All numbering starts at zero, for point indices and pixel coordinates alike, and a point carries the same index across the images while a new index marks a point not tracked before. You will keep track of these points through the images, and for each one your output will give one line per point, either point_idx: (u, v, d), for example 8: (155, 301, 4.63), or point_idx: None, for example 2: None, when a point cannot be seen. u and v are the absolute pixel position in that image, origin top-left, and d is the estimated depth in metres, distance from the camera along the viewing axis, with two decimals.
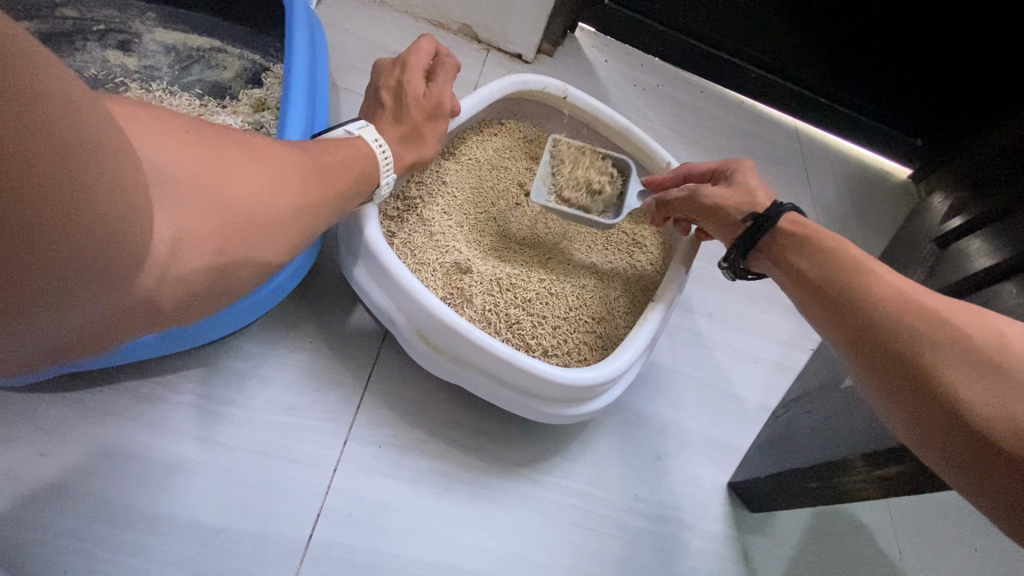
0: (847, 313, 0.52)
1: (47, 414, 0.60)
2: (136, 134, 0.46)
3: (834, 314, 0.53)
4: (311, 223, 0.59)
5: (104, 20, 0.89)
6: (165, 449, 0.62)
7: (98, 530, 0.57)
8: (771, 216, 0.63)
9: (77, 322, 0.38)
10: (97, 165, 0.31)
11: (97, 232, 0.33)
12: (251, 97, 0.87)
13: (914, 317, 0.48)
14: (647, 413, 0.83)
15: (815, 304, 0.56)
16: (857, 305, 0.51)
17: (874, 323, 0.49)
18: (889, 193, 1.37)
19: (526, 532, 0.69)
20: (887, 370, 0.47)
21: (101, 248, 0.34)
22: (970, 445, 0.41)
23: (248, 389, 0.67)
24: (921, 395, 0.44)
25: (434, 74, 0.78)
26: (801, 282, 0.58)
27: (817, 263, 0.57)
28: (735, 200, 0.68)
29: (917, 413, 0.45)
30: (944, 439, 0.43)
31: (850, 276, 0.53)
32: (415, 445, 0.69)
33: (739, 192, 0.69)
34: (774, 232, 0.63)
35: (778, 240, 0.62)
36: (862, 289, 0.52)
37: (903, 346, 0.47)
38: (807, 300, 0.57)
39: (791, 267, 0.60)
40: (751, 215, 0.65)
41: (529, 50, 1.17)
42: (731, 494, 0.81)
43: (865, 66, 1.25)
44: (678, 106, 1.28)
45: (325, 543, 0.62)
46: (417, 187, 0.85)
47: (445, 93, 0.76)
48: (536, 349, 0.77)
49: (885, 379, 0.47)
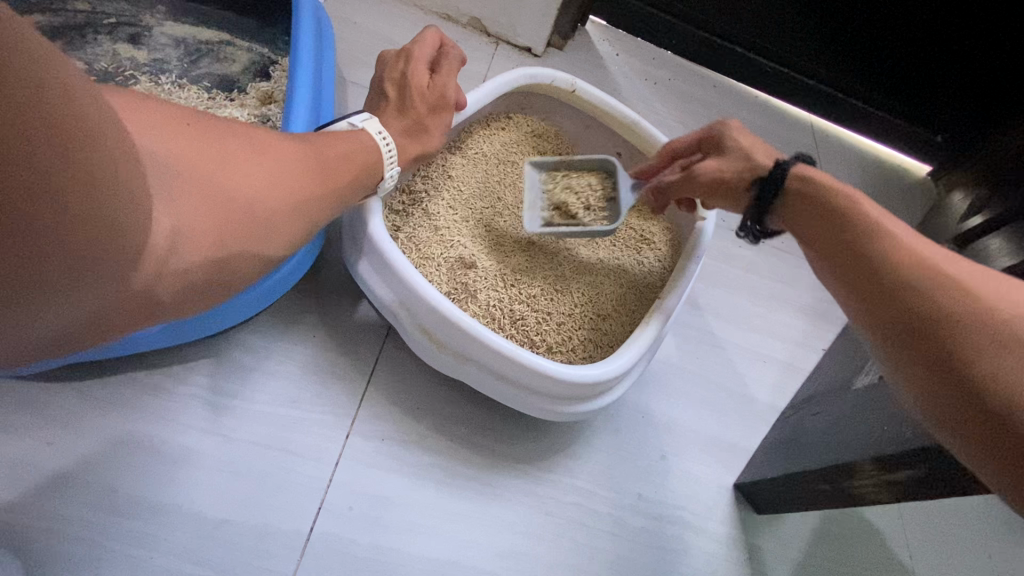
0: (861, 273, 0.49)
1: (55, 404, 0.61)
2: (138, 126, 0.46)
3: (847, 275, 0.50)
4: (314, 216, 0.59)
5: (114, 13, 0.90)
6: (168, 440, 0.62)
7: (103, 519, 0.57)
8: (776, 176, 0.61)
9: (78, 313, 0.38)
10: (97, 157, 0.31)
11: (94, 223, 0.33)
12: (258, 90, 0.87)
13: (929, 278, 0.45)
14: (652, 411, 0.82)
15: (834, 278, 0.53)
16: (871, 264, 0.48)
17: (887, 282, 0.46)
18: (907, 190, 1.34)
19: (528, 529, 0.69)
20: (906, 348, 0.44)
21: (99, 239, 0.34)
22: (977, 414, 0.38)
23: (252, 381, 0.67)
24: (931, 356, 0.41)
25: (439, 65, 0.77)
26: (817, 245, 0.55)
27: (837, 231, 0.53)
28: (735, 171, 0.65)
29: (939, 392, 0.41)
30: (951, 407, 0.40)
31: (864, 238, 0.51)
32: (417, 440, 0.69)
33: (735, 159, 0.65)
34: (785, 192, 0.61)
35: (791, 201, 0.60)
36: (878, 249, 0.49)
37: (926, 322, 0.43)
38: (821, 262, 0.54)
39: (805, 236, 0.57)
40: (755, 179, 0.63)
41: (538, 43, 1.16)
42: (737, 495, 0.80)
43: (883, 60, 1.22)
44: (690, 100, 1.26)
45: (326, 537, 0.62)
46: (423, 181, 0.85)
47: (450, 84, 0.76)
48: (540, 345, 0.77)
49: (896, 341, 0.45)
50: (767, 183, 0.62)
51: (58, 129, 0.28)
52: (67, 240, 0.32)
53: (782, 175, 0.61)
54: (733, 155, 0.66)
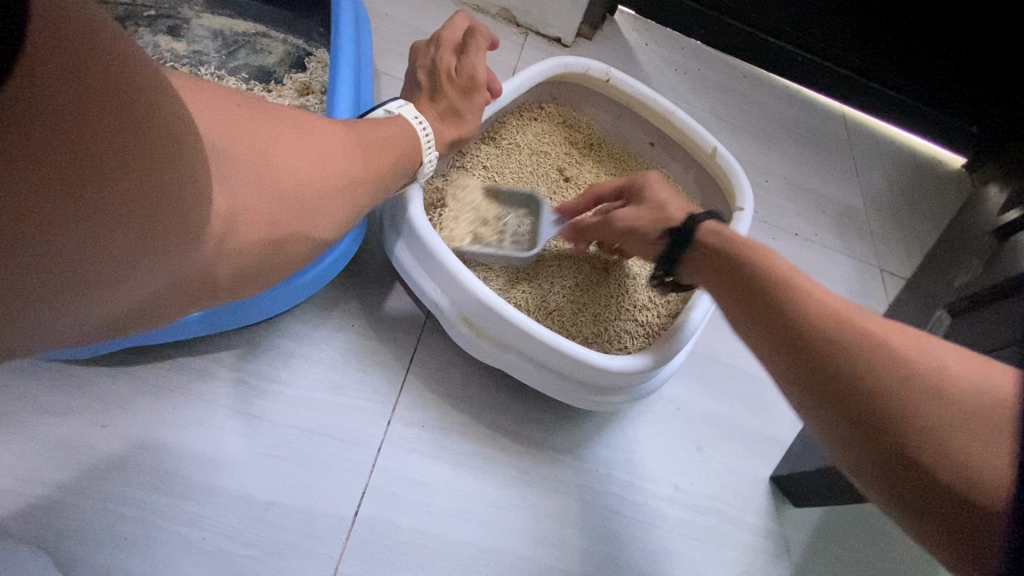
0: (773, 328, 0.48)
1: (107, 387, 0.62)
2: (195, 109, 0.46)
3: (761, 326, 0.49)
4: (358, 202, 0.59)
5: (154, 5, 0.91)
6: (216, 424, 0.63)
7: (156, 499, 0.59)
8: (690, 229, 0.61)
9: (137, 295, 0.38)
10: (154, 130, 0.31)
11: (152, 199, 0.32)
12: (295, 81, 0.88)
13: (836, 330, 0.44)
14: (687, 402, 0.81)
15: (752, 327, 0.51)
16: (784, 317, 0.47)
17: (799, 338, 0.45)
18: (941, 182, 1.31)
19: (566, 517, 0.69)
20: (835, 414, 0.42)
21: (156, 216, 0.33)
22: (913, 483, 0.37)
23: (294, 367, 0.68)
24: (856, 420, 0.40)
25: (466, 47, 0.77)
26: (731, 290, 0.54)
27: (758, 283, 0.51)
28: (646, 220, 0.65)
29: (871, 447, 0.40)
30: (884, 473, 0.39)
31: (777, 285, 0.50)
32: (457, 427, 0.70)
33: (650, 209, 0.66)
34: (694, 248, 0.61)
35: (700, 255, 0.60)
36: (789, 300, 0.48)
37: (840, 367, 0.42)
38: (735, 309, 0.53)
39: (722, 283, 0.56)
40: (668, 231, 0.63)
41: (568, 33, 1.15)
42: (773, 487, 0.80)
43: (920, 49, 1.19)
44: (720, 90, 1.25)
45: (370, 521, 0.63)
46: (459, 171, 0.85)
47: (479, 65, 0.75)
48: (576, 336, 0.77)
49: (818, 403, 0.43)
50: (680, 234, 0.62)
51: (116, 100, 0.27)
52: (128, 218, 0.31)
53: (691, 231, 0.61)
54: (648, 205, 0.67)
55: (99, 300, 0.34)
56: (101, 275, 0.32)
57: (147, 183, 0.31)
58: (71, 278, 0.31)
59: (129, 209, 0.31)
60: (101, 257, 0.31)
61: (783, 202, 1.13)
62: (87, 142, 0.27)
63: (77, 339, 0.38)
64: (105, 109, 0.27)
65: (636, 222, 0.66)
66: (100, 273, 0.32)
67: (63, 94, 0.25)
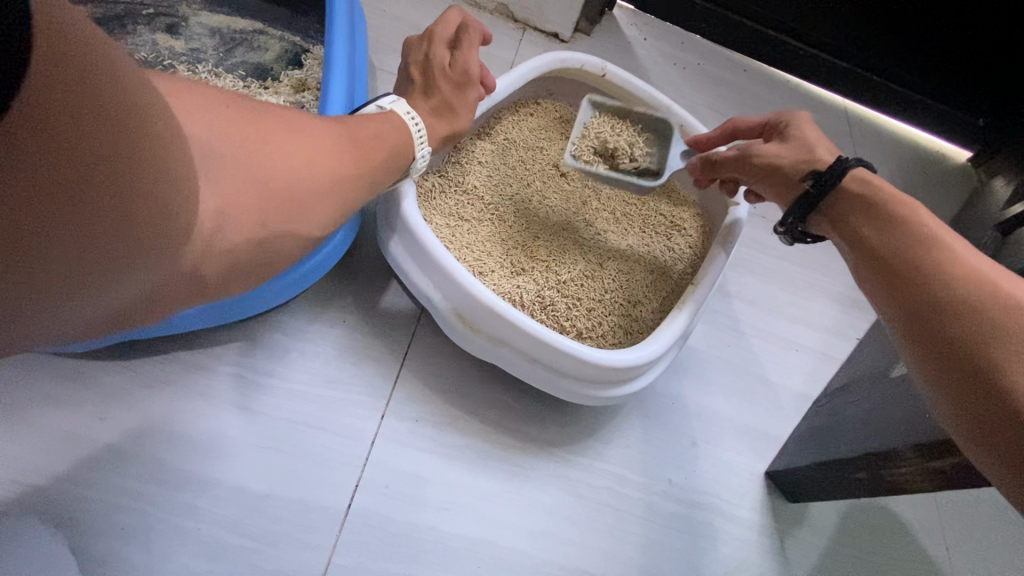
0: (900, 281, 0.49)
1: (106, 380, 0.63)
2: (186, 108, 0.46)
3: (887, 282, 0.51)
4: (348, 198, 0.60)
5: (153, 3, 0.92)
6: (213, 416, 0.64)
7: (153, 491, 0.60)
8: (834, 170, 0.59)
9: (131, 293, 0.38)
10: (148, 133, 0.31)
11: (147, 200, 0.33)
12: (292, 78, 0.88)
13: (974, 292, 0.45)
14: (682, 397, 0.81)
15: (875, 284, 0.52)
16: (919, 272, 0.48)
17: (931, 293, 0.47)
18: (946, 176, 1.29)
19: (558, 510, 0.69)
20: (944, 370, 0.44)
21: (152, 219, 0.34)
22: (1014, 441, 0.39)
23: (290, 362, 0.69)
24: (968, 379, 0.42)
25: (460, 42, 0.77)
26: (857, 246, 0.55)
27: (885, 248, 0.52)
28: (793, 159, 0.64)
29: (973, 402, 0.42)
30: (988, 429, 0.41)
31: (916, 243, 0.50)
32: (451, 421, 0.70)
33: (796, 150, 0.64)
34: (840, 189, 0.59)
35: (845, 201, 0.58)
36: (926, 257, 0.49)
37: (966, 325, 0.44)
38: (860, 265, 0.55)
39: (857, 237, 0.56)
40: (810, 174, 0.62)
41: (565, 28, 1.14)
42: (769, 483, 0.80)
43: (923, 41, 1.17)
44: (720, 85, 1.24)
45: (364, 513, 0.64)
46: (455, 166, 0.85)
47: (473, 60, 0.75)
48: (570, 331, 0.76)
49: (931, 360, 0.45)
50: (825, 175, 0.60)
51: (108, 103, 0.28)
52: (125, 219, 0.32)
53: (840, 170, 0.59)
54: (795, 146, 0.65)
55: (94, 297, 0.34)
56: (95, 274, 0.33)
57: (141, 185, 0.31)
58: (61, 283, 0.31)
59: (127, 210, 0.31)
60: (94, 255, 0.32)
61: None
62: (83, 143, 0.27)
63: (64, 337, 0.38)
64: (101, 112, 0.28)
65: (780, 160, 0.65)
66: (95, 272, 0.33)
67: (55, 94, 0.26)
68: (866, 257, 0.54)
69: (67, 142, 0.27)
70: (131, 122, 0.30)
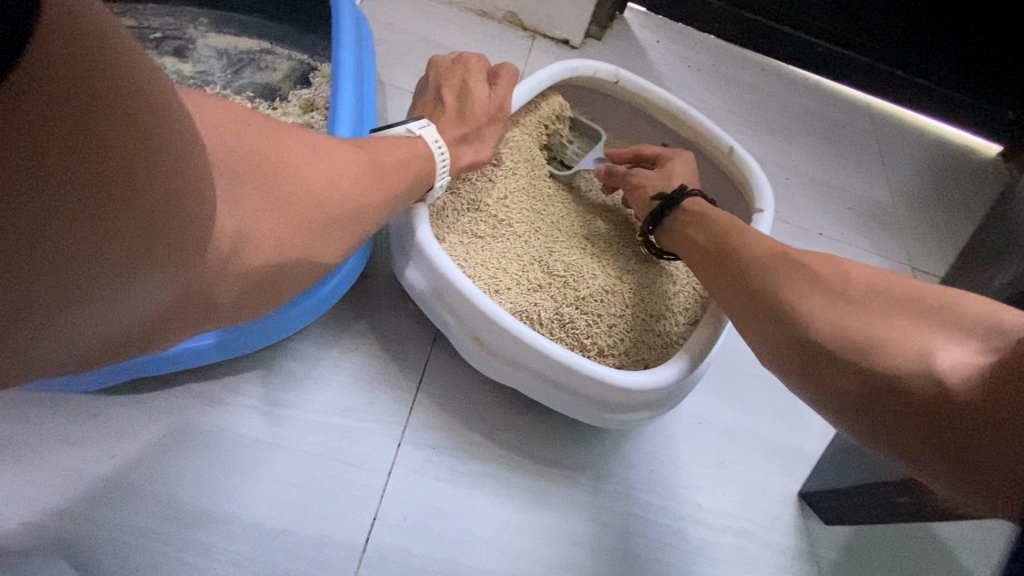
0: (762, 301, 0.57)
1: (119, 414, 0.62)
2: (205, 120, 0.45)
3: (752, 305, 0.58)
4: (364, 226, 0.57)
5: (161, 27, 0.91)
6: (229, 448, 0.63)
7: (168, 529, 0.58)
8: (673, 197, 0.74)
9: (122, 325, 0.33)
10: (165, 149, 0.27)
11: (148, 223, 0.28)
12: (300, 97, 0.87)
13: (805, 292, 0.55)
14: (708, 416, 0.78)
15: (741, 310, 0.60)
16: (764, 289, 0.57)
17: (791, 309, 0.54)
18: (975, 173, 1.24)
19: (583, 540, 0.67)
20: (840, 371, 0.49)
21: (150, 242, 0.29)
22: (914, 426, 0.44)
23: (305, 390, 0.67)
24: (853, 383, 0.48)
25: (498, 75, 0.76)
26: (718, 261, 0.65)
27: (777, 303, 0.56)
28: (653, 182, 0.79)
29: (867, 408, 0.47)
30: (892, 428, 0.46)
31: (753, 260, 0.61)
32: (470, 449, 0.68)
33: (659, 177, 0.79)
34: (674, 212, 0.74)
35: (679, 218, 0.73)
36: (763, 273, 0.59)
37: (826, 336, 0.51)
38: (725, 288, 0.63)
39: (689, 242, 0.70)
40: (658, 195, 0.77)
41: (577, 35, 1.12)
42: (802, 504, 0.76)
43: (950, 33, 1.12)
44: (737, 86, 1.20)
45: (382, 548, 0.62)
46: (469, 183, 0.83)
47: (509, 96, 0.75)
48: (592, 349, 0.73)
49: (818, 377, 0.51)
50: (668, 199, 0.75)
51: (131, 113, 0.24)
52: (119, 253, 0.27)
53: (681, 196, 0.74)
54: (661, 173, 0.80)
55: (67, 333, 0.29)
56: (80, 305, 0.28)
57: (144, 207, 0.27)
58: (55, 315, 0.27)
59: (124, 243, 0.27)
60: (70, 289, 0.27)
61: (806, 200, 1.09)
62: (92, 157, 0.23)
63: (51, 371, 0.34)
64: (119, 125, 0.24)
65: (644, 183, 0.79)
66: (68, 304, 0.27)
67: (72, 103, 0.21)
68: (742, 297, 0.60)
69: (74, 157, 0.22)
70: (144, 132, 0.25)
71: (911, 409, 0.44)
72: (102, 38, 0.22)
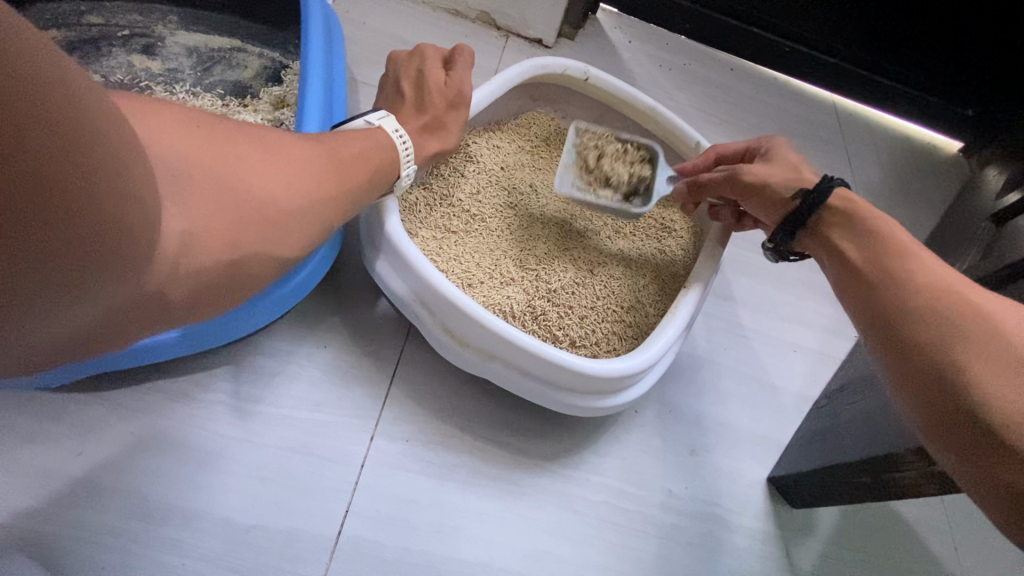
0: (881, 310, 0.48)
1: (84, 412, 0.62)
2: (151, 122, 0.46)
3: (871, 311, 0.49)
4: (326, 219, 0.58)
5: (128, 25, 0.91)
6: (197, 444, 0.62)
7: (135, 526, 0.58)
8: (820, 193, 0.57)
9: (69, 326, 0.34)
10: (111, 161, 0.29)
11: (102, 229, 0.30)
12: (271, 95, 0.87)
13: (959, 312, 0.44)
14: (678, 404, 0.80)
15: (861, 314, 0.51)
16: (892, 297, 0.48)
17: (911, 323, 0.46)
18: (938, 167, 1.27)
19: (555, 527, 0.67)
20: (907, 366, 0.45)
21: (104, 249, 0.30)
22: (989, 466, 0.39)
23: (277, 386, 0.67)
24: (956, 417, 0.41)
25: (453, 62, 0.76)
26: (844, 265, 0.54)
27: (881, 293, 0.49)
28: (782, 176, 0.61)
29: (949, 437, 0.42)
30: (970, 461, 0.40)
31: (898, 264, 0.49)
32: (443, 440, 0.68)
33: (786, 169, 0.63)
34: (823, 212, 0.57)
35: (828, 221, 0.57)
36: (901, 280, 0.48)
37: (938, 358, 0.43)
38: (848, 291, 0.53)
39: (837, 250, 0.55)
40: (799, 192, 0.59)
41: (549, 34, 1.13)
42: (771, 489, 0.78)
43: (905, 32, 1.17)
44: (707, 84, 1.23)
45: (355, 539, 0.62)
46: (439, 179, 0.84)
47: (467, 80, 0.75)
48: (563, 340, 0.75)
49: (925, 405, 0.43)
50: (812, 197, 0.58)
51: (62, 122, 0.25)
52: (58, 261, 0.28)
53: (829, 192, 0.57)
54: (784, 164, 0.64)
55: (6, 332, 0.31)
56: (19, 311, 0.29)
57: (97, 215, 0.29)
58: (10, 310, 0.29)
59: (67, 249, 0.28)
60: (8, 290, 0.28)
61: None
62: (28, 165, 0.24)
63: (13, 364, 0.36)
64: (56, 139, 0.25)
65: (769, 177, 0.62)
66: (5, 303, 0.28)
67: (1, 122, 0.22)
68: (860, 302, 0.51)
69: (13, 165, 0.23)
70: (91, 147, 0.27)
71: (1005, 455, 0.38)
72: (26, 50, 0.23)
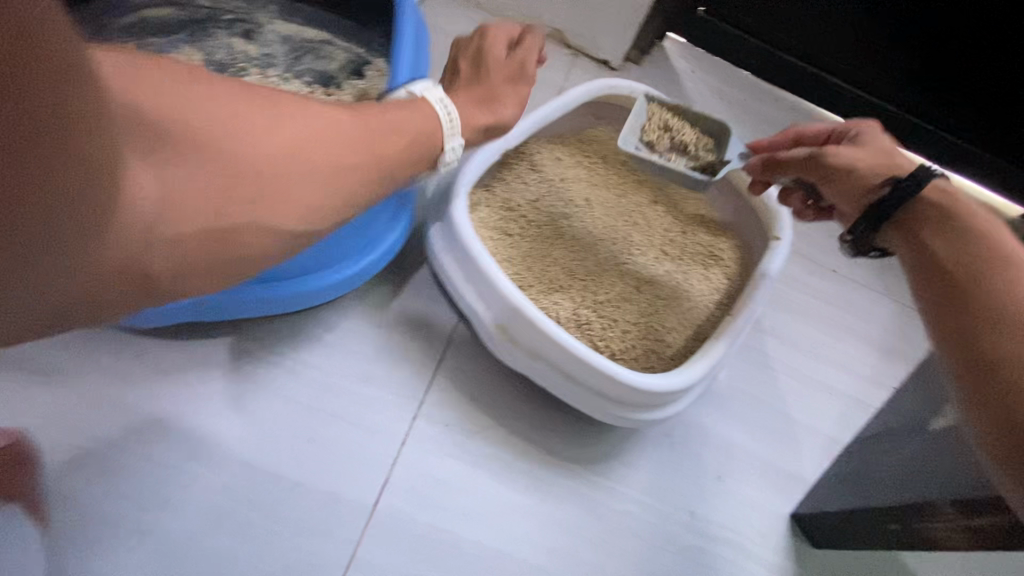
0: (966, 316, 0.46)
1: (161, 357, 0.67)
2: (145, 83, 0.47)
3: (949, 313, 0.47)
4: (338, 188, 0.56)
5: (233, 10, 0.98)
6: (255, 401, 0.67)
7: (194, 467, 0.63)
8: (914, 180, 0.56)
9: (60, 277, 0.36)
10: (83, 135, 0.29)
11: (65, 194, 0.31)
12: (354, 87, 0.93)
13: None
14: (709, 428, 0.81)
15: (935, 314, 0.49)
16: (983, 302, 0.46)
17: (1001, 337, 0.44)
18: None
19: (577, 529, 0.69)
20: (987, 381, 0.43)
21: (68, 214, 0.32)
22: None
23: (331, 357, 0.71)
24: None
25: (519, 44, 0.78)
26: (926, 262, 0.51)
27: (971, 296, 0.47)
28: (871, 164, 0.61)
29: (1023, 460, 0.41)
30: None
31: (988, 270, 0.47)
32: (479, 430, 0.71)
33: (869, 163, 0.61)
34: (915, 202, 0.56)
35: (920, 213, 0.55)
36: (993, 288, 0.46)
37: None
38: (924, 288, 0.50)
39: (923, 246, 0.53)
40: (891, 179, 0.58)
41: (617, 56, 1.17)
42: (794, 525, 0.78)
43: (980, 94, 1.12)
44: (766, 120, 1.24)
45: (389, 510, 0.65)
46: (502, 184, 0.88)
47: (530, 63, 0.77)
48: (604, 351, 0.77)
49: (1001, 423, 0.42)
50: (905, 184, 0.57)
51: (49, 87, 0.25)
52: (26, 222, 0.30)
53: (923, 183, 0.56)
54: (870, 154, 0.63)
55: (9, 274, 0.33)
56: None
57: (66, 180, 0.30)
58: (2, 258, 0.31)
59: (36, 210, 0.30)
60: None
61: None
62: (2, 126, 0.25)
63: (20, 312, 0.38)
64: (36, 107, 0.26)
65: (861, 164, 0.61)
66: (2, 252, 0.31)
67: None
68: (938, 303, 0.48)
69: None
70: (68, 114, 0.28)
71: None
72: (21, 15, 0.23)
